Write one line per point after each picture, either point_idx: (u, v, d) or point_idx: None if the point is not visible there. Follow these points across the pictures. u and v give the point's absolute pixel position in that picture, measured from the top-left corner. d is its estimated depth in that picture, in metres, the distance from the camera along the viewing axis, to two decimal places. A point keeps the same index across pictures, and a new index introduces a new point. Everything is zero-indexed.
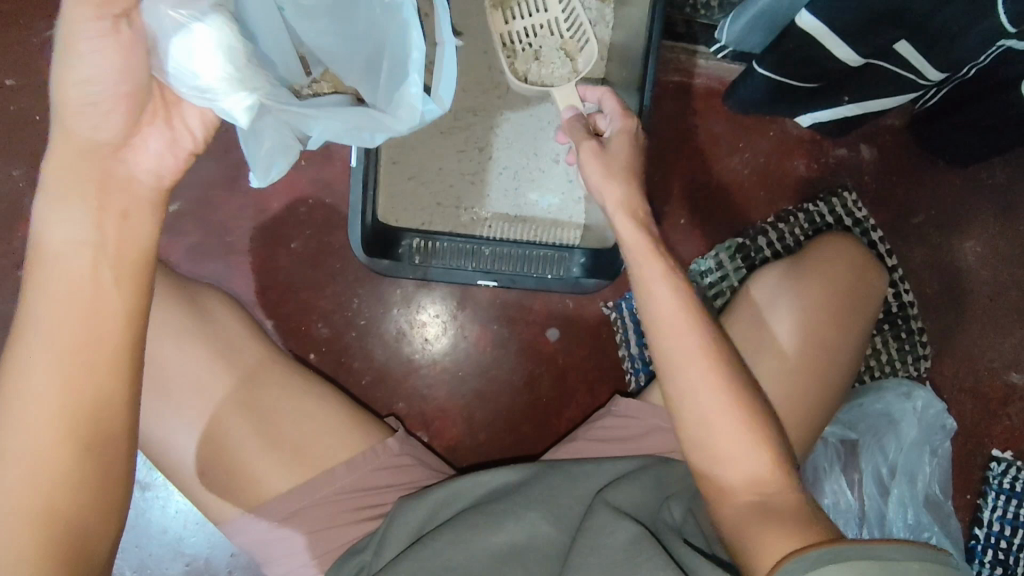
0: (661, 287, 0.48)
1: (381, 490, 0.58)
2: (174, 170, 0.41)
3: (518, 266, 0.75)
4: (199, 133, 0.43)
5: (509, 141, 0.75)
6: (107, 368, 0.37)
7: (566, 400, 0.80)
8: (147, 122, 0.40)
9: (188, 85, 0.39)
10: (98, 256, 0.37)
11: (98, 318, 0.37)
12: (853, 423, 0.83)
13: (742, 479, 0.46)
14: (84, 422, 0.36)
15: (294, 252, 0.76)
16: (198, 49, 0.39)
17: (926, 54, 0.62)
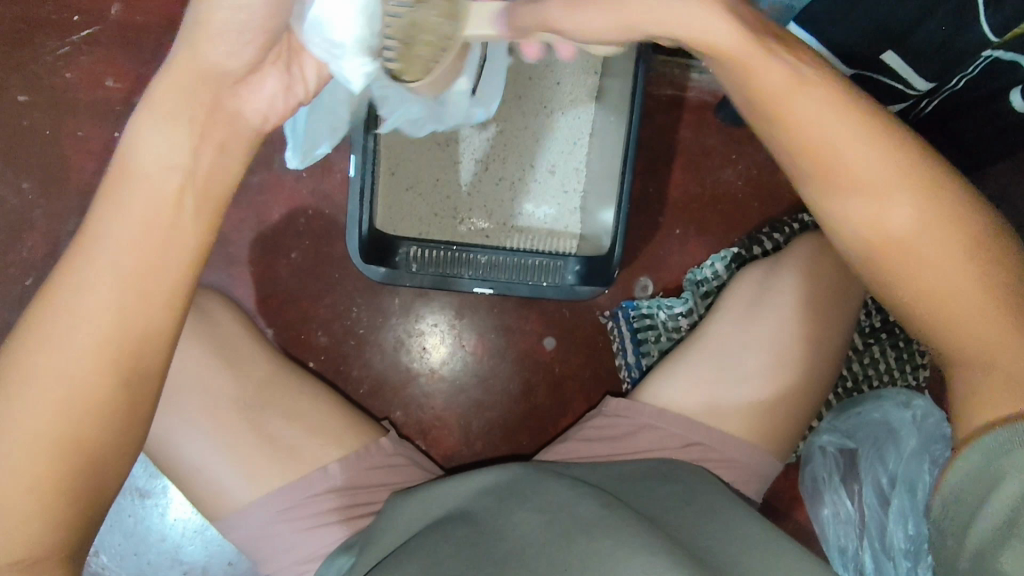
0: (851, 146, 0.38)
1: (372, 490, 0.59)
2: (279, 114, 0.48)
3: (514, 274, 0.75)
4: (310, 84, 0.49)
5: (507, 153, 0.77)
6: (168, 295, 0.39)
7: (562, 409, 0.81)
8: (268, 63, 0.46)
9: (321, 38, 0.46)
10: (185, 183, 0.40)
11: (176, 245, 0.39)
12: (851, 431, 0.85)
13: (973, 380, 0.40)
14: (127, 349, 0.37)
15: (294, 262, 0.78)
16: (341, 11, 0.45)
17: (914, 65, 0.63)
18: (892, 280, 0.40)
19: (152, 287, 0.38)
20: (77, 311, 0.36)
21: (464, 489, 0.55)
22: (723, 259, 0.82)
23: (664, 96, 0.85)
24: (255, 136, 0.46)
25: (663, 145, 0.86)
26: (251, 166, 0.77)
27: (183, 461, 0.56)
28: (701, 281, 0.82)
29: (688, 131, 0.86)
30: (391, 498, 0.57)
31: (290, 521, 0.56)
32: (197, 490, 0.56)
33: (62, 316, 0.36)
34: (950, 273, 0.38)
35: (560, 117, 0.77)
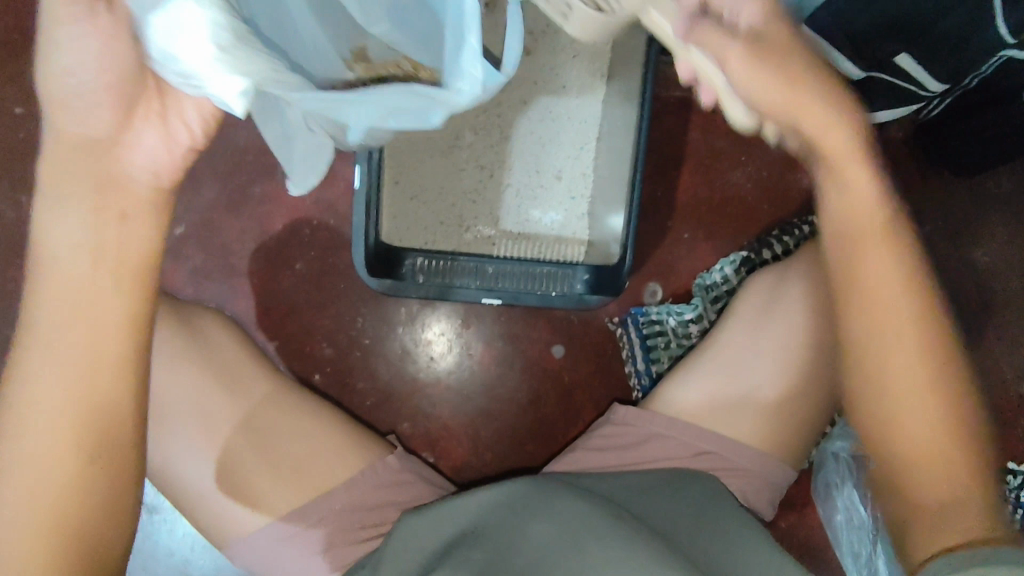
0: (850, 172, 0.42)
1: (379, 508, 0.58)
2: (169, 167, 0.39)
3: (522, 283, 0.74)
4: (196, 127, 0.39)
5: (512, 159, 0.75)
6: (113, 378, 0.38)
7: (571, 417, 0.80)
8: (141, 118, 0.38)
9: (174, 71, 0.35)
10: (96, 257, 0.37)
11: (100, 325, 0.37)
12: (863, 438, 0.82)
13: (924, 450, 0.43)
14: (95, 435, 0.38)
15: (298, 273, 0.77)
16: (183, 22, 0.34)
17: (928, 68, 0.62)
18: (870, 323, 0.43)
19: (99, 372, 0.37)
20: (31, 415, 0.37)
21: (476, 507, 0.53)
22: (732, 264, 0.81)
23: (672, 98, 0.84)
24: (157, 193, 0.39)
25: (671, 149, 0.85)
26: (253, 176, 0.76)
27: (191, 482, 0.55)
28: (711, 285, 0.81)
29: (695, 134, 0.85)
30: (401, 515, 0.55)
31: (301, 541, 0.55)
32: (204, 511, 0.55)
33: (23, 416, 0.37)
34: (880, 297, 0.43)
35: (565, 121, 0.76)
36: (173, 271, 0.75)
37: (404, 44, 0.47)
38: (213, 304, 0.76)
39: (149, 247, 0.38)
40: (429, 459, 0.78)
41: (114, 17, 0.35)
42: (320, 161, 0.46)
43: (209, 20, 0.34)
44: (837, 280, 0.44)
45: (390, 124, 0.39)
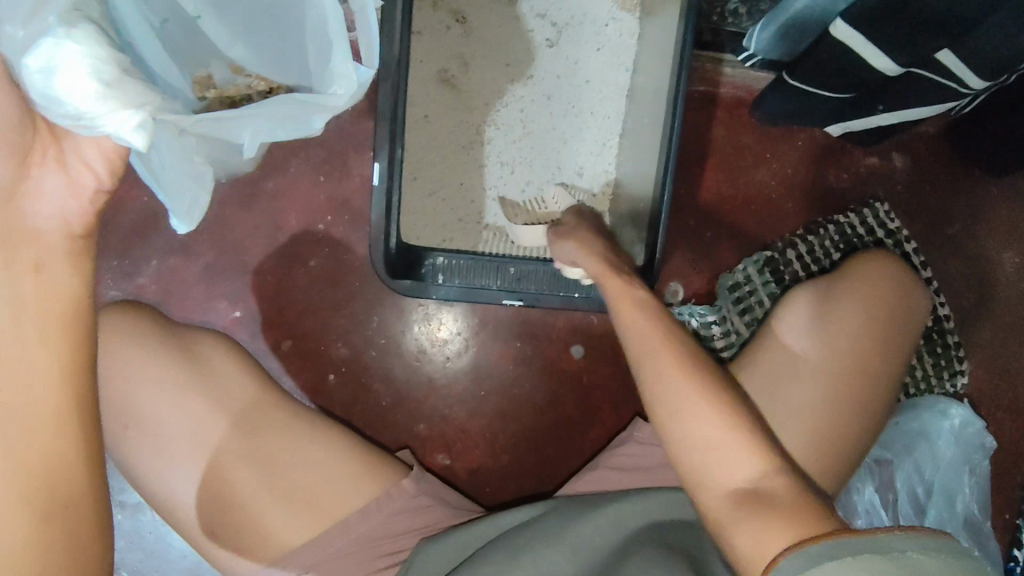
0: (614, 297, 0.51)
1: (398, 536, 0.57)
2: (80, 214, 0.37)
3: (545, 284, 0.71)
4: (101, 169, 0.37)
5: (533, 155, 0.74)
6: (54, 429, 0.36)
7: (589, 420, 0.78)
8: (37, 163, 0.36)
9: (61, 112, 0.33)
10: (15, 312, 0.35)
11: (23, 378, 0.35)
12: (889, 441, 0.80)
13: (729, 486, 0.41)
14: (42, 490, 0.36)
15: (312, 271, 0.75)
16: (61, 70, 0.33)
17: (971, 65, 0.59)
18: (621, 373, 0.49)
19: (32, 429, 0.36)
20: None
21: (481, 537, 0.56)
22: (756, 264, 0.81)
23: (695, 93, 0.83)
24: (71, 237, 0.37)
25: (693, 146, 0.83)
26: (265, 171, 0.74)
27: (213, 487, 0.54)
28: (735, 286, 0.81)
29: (718, 129, 0.83)
30: (416, 543, 0.57)
31: (323, 549, 0.54)
32: (225, 518, 0.55)
33: None
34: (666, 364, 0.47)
35: (587, 116, 0.74)
36: (185, 268, 0.74)
37: (255, 63, 0.57)
38: (226, 302, 0.74)
39: (70, 294, 0.37)
40: (444, 462, 0.77)
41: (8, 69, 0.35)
42: (197, 185, 0.46)
43: (89, 64, 0.33)
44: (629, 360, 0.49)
45: (276, 130, 0.44)
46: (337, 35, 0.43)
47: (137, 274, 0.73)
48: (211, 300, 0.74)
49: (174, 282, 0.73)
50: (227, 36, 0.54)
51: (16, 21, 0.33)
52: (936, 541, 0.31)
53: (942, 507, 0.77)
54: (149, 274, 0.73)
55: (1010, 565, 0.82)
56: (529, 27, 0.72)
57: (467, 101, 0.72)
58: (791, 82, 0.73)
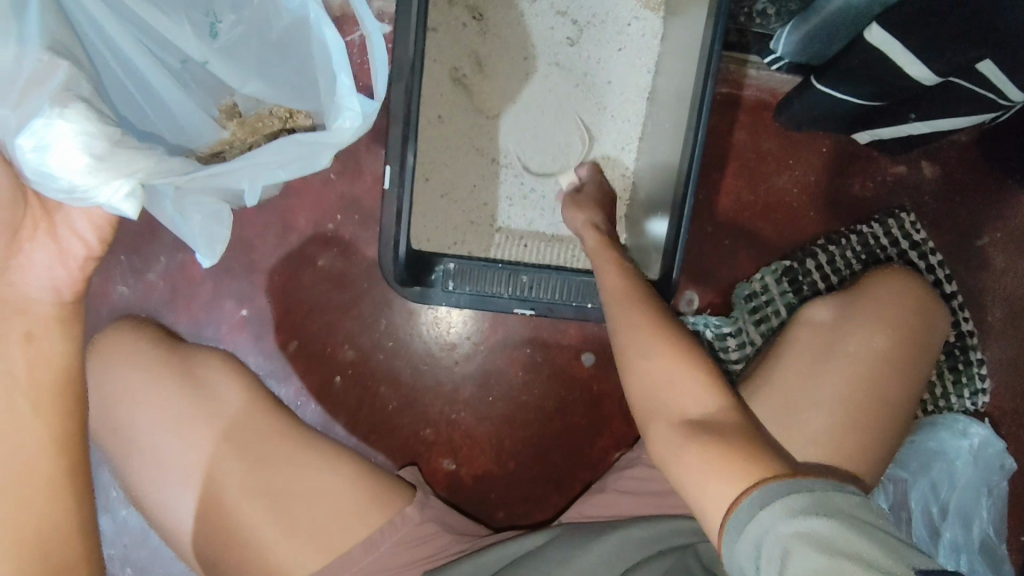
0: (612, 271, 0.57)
1: (402, 569, 0.56)
2: (68, 280, 0.39)
3: (558, 293, 0.69)
4: (90, 237, 0.40)
5: (547, 155, 0.72)
6: (46, 498, 0.37)
7: (599, 429, 0.77)
8: (28, 237, 0.38)
9: (57, 188, 0.35)
10: (8, 389, 0.37)
11: (15, 447, 0.37)
12: (904, 461, 0.77)
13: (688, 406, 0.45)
14: (35, 553, 0.36)
15: (320, 270, 0.74)
16: (52, 148, 0.34)
17: (1014, 76, 0.56)
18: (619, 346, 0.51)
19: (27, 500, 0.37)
20: None
21: (493, 564, 0.55)
22: (774, 273, 0.79)
23: (718, 95, 0.80)
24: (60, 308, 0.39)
25: (714, 149, 0.81)
26: None
27: (218, 496, 0.54)
28: (750, 295, 0.79)
29: (741, 132, 0.81)
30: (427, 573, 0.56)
31: (327, 561, 0.54)
32: (226, 530, 0.54)
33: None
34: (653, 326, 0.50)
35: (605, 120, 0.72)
36: (193, 266, 0.73)
37: (275, 96, 0.54)
38: (232, 300, 0.73)
39: (59, 364, 0.39)
40: (450, 466, 0.76)
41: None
42: (218, 220, 0.46)
43: (78, 136, 0.34)
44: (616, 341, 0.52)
45: (282, 171, 0.44)
46: (341, 69, 0.43)
47: (145, 271, 0.72)
48: (218, 299, 0.73)
49: (182, 280, 0.73)
50: (241, 72, 0.52)
51: (8, 104, 0.35)
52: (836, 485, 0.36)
53: (957, 530, 0.76)
54: (157, 271, 0.72)
55: None
56: (549, 24, 0.70)
57: (482, 101, 0.70)
58: (818, 87, 0.70)
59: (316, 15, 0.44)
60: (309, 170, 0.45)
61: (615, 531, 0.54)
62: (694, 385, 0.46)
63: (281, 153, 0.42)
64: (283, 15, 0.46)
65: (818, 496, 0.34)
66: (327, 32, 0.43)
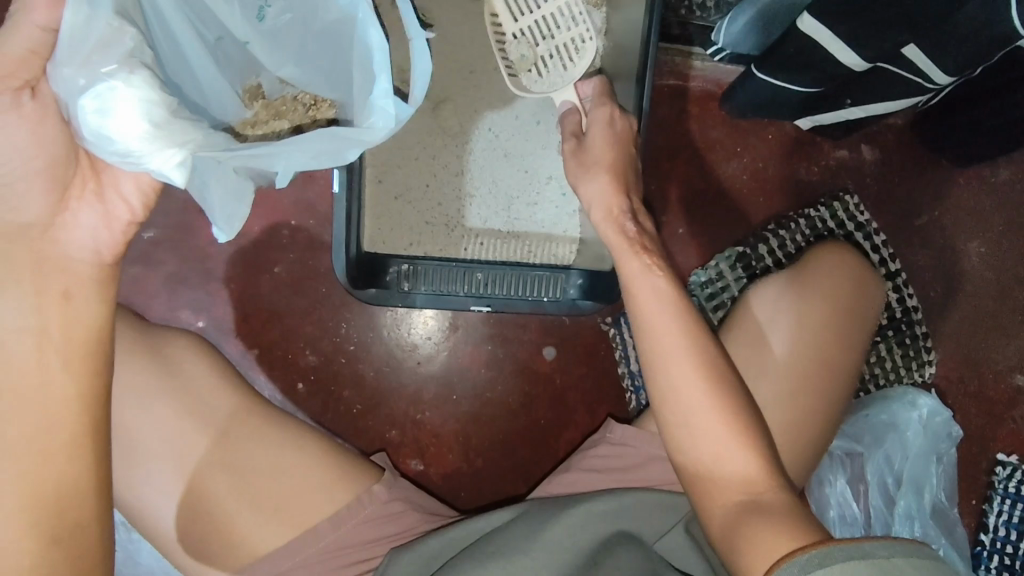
0: (644, 288, 0.48)
1: (370, 544, 0.57)
2: (110, 244, 0.41)
3: (513, 288, 0.71)
4: (135, 202, 0.42)
5: (496, 152, 0.71)
6: (67, 458, 0.40)
7: (564, 421, 0.78)
8: (76, 198, 0.40)
9: (110, 151, 0.36)
10: (42, 341, 0.40)
11: (45, 400, 0.40)
12: (859, 435, 0.80)
13: (672, 412, 0.46)
14: (50, 517, 0.39)
15: (277, 278, 0.73)
16: (115, 112, 0.35)
17: (937, 60, 0.58)
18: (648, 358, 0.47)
19: (50, 455, 0.40)
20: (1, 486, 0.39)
21: (461, 542, 0.57)
22: (728, 260, 0.82)
23: (666, 88, 0.82)
24: (99, 269, 0.42)
25: (664, 140, 0.82)
26: None
27: (191, 497, 0.54)
28: (706, 283, 0.82)
29: (689, 123, 0.83)
30: (391, 551, 0.56)
31: (292, 548, 0.54)
32: (201, 521, 0.54)
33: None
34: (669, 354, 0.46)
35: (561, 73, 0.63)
36: (147, 278, 0.72)
37: (304, 82, 0.54)
38: (189, 310, 0.72)
39: (92, 325, 0.41)
40: (418, 467, 0.76)
41: (39, 108, 0.37)
42: (242, 201, 0.44)
43: (139, 103, 0.36)
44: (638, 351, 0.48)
45: (311, 162, 0.42)
46: (381, 69, 0.42)
47: None
48: (174, 309, 0.72)
49: (134, 292, 0.71)
50: (278, 54, 0.52)
51: (74, 64, 0.35)
52: (906, 547, 0.35)
53: (911, 498, 0.78)
54: None
55: (976, 549, 0.85)
56: None
57: (431, 103, 0.70)
58: (758, 75, 0.71)
59: (365, 15, 0.44)
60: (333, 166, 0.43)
61: (579, 507, 0.55)
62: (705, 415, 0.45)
63: (315, 145, 0.42)
64: (334, 9, 0.46)
65: (880, 563, 0.35)
66: (372, 32, 0.43)
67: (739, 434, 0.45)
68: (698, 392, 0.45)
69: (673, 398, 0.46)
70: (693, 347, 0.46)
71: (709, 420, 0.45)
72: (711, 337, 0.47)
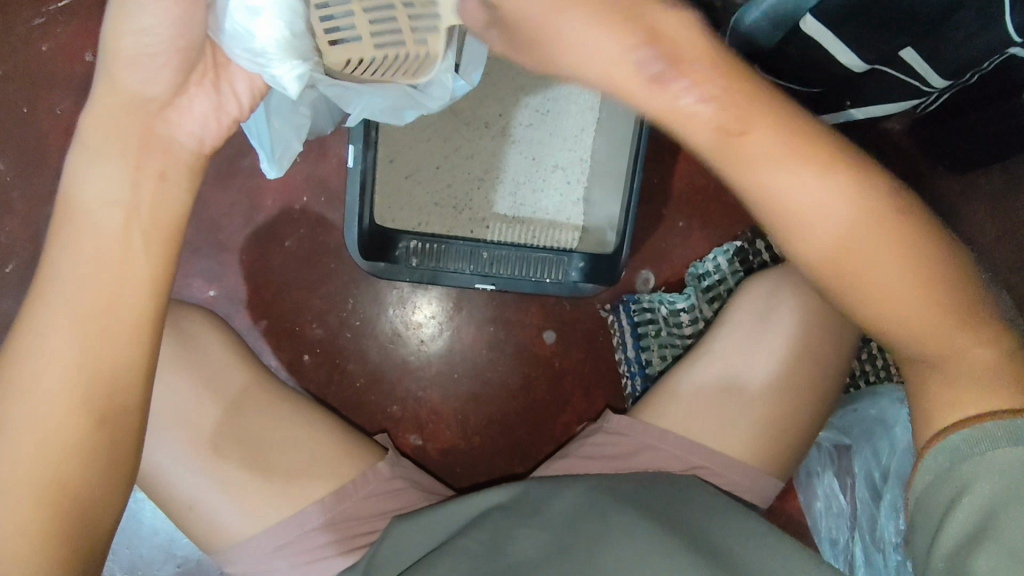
0: (818, 181, 0.35)
1: (371, 518, 0.58)
2: (215, 134, 0.42)
3: (518, 269, 0.73)
4: (244, 99, 0.44)
5: (506, 138, 0.74)
6: (130, 340, 0.37)
7: (561, 404, 0.80)
8: (194, 84, 0.41)
9: (244, 47, 0.41)
10: (129, 216, 0.37)
11: (127, 284, 0.37)
12: (847, 427, 0.81)
13: (890, 321, 0.38)
14: (103, 398, 0.36)
15: (288, 251, 0.75)
16: (258, 14, 0.41)
17: (934, 62, 0.61)
18: (847, 275, 0.37)
19: (112, 335, 0.37)
20: (47, 366, 0.35)
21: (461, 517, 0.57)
22: (725, 253, 0.80)
23: None
24: (195, 158, 0.41)
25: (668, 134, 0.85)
26: (241, 149, 0.75)
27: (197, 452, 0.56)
28: (703, 275, 0.80)
29: None
30: (392, 519, 0.58)
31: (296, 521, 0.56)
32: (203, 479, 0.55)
33: (57, 354, 0.36)
34: (875, 262, 0.36)
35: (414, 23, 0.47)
36: None
37: None
38: (202, 279, 0.75)
39: (176, 210, 0.39)
40: (416, 442, 0.78)
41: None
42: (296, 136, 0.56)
43: (278, 15, 0.42)
44: (835, 277, 0.37)
45: (375, 115, 0.54)
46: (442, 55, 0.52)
47: None
48: (187, 277, 0.75)
49: None
50: None
51: None
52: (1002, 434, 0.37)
53: None
54: None
55: None
56: None
57: None
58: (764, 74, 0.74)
59: None
60: (385, 123, 0.56)
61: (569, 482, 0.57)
62: (921, 316, 0.37)
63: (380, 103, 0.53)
64: None
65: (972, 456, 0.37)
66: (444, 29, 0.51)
67: (954, 319, 0.38)
68: (914, 282, 0.36)
69: (886, 303, 0.37)
70: (888, 232, 0.36)
71: (924, 317, 0.37)
72: (880, 204, 0.36)
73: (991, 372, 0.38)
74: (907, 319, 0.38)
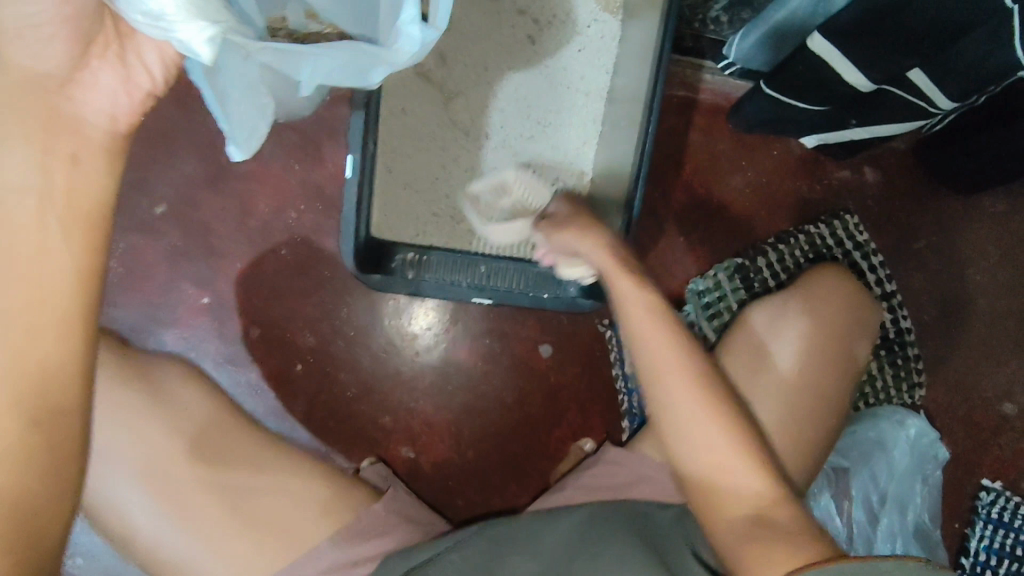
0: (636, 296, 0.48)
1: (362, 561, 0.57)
2: (127, 111, 0.41)
3: (514, 283, 0.72)
4: (155, 70, 0.42)
5: (507, 148, 0.73)
6: (58, 338, 0.35)
7: (556, 419, 0.79)
8: (97, 56, 0.39)
9: (140, 10, 0.33)
10: (42, 203, 0.36)
11: (44, 275, 0.35)
12: (846, 450, 0.81)
13: (708, 452, 0.44)
14: (37, 402, 0.34)
15: (282, 259, 0.74)
16: None
17: (940, 83, 0.60)
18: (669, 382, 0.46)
19: (38, 335, 0.34)
20: None
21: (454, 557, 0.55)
22: (725, 270, 0.82)
23: (674, 97, 0.84)
24: (111, 138, 0.40)
25: (670, 147, 0.84)
26: None
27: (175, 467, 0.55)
28: (703, 291, 0.82)
29: (693, 133, 0.84)
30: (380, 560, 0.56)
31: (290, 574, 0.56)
32: None
33: None
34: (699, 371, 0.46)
35: None
36: (151, 250, 0.73)
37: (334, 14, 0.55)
38: (192, 284, 0.74)
39: (97, 196, 0.38)
40: (409, 455, 0.77)
41: None
42: (261, 114, 0.47)
43: None
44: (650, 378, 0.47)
45: (339, 73, 0.43)
46: None
47: None
48: (177, 282, 0.73)
49: (138, 263, 0.73)
50: None
51: None
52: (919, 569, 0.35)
53: (895, 516, 0.78)
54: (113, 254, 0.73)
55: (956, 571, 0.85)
56: (512, 22, 0.71)
57: (444, 97, 0.71)
58: (766, 91, 0.73)
59: None
60: (355, 86, 0.44)
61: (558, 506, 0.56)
62: (731, 451, 0.44)
63: (340, 54, 0.42)
64: None
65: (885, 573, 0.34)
66: None
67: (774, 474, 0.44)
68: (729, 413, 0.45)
69: (694, 425, 0.45)
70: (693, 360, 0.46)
71: (724, 444, 0.44)
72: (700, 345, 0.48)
73: (768, 509, 0.42)
74: (710, 445, 0.44)
